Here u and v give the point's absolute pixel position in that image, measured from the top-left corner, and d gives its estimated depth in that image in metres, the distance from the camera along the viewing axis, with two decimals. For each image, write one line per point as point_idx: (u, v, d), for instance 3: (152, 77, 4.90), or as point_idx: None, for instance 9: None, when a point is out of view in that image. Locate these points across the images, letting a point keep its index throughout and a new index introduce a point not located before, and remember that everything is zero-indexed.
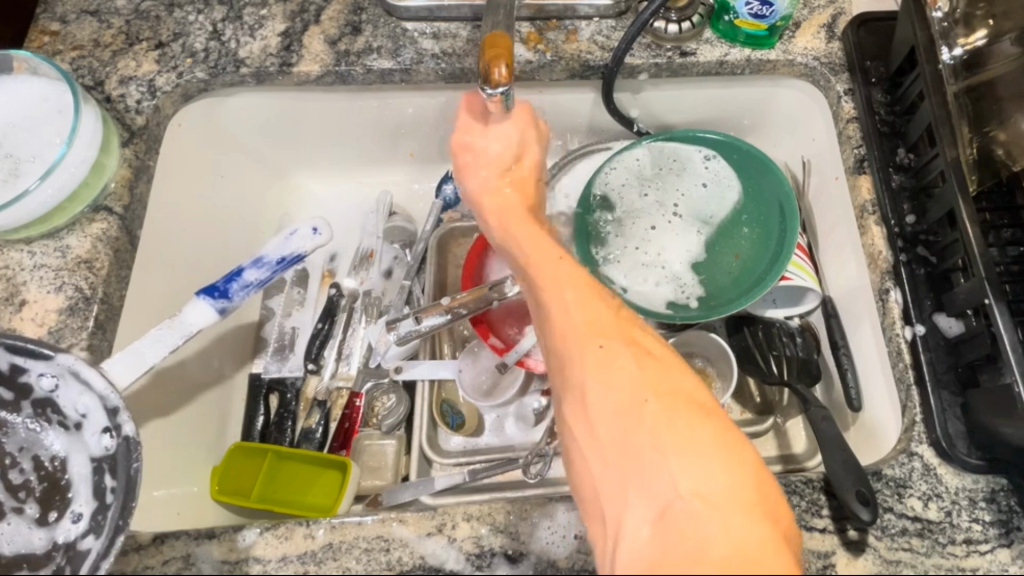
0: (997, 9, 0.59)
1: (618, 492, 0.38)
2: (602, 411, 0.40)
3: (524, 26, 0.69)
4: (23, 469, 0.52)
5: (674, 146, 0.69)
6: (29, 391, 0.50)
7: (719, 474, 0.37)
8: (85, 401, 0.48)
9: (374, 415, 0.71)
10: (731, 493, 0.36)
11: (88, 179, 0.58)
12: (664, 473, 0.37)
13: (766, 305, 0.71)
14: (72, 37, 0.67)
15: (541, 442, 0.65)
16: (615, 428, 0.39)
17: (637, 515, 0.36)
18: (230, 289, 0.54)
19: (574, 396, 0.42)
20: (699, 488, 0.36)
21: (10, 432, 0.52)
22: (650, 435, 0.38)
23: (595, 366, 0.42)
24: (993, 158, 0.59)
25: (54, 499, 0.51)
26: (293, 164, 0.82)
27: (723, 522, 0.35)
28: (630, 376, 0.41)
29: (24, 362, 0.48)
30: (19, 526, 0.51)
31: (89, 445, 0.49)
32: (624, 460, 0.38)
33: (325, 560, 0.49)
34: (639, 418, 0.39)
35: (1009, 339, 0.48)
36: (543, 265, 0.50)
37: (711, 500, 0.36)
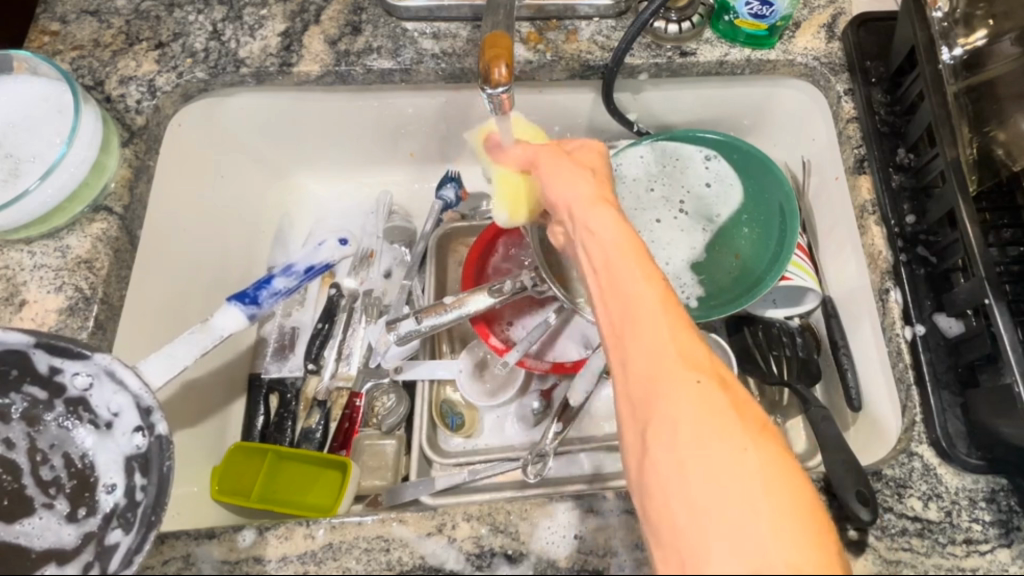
0: (997, 9, 0.59)
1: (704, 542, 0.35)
2: (697, 452, 0.37)
3: (523, 26, 0.69)
4: (54, 465, 0.52)
5: (674, 147, 0.70)
6: (62, 389, 0.50)
7: (813, 548, 0.34)
8: (118, 400, 0.48)
9: (374, 415, 0.71)
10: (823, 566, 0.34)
11: (88, 178, 0.58)
12: (761, 536, 0.34)
13: (766, 305, 0.71)
14: (72, 37, 0.67)
15: (541, 441, 0.64)
16: (711, 476, 0.36)
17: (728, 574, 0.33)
18: (259, 296, 0.57)
19: (663, 430, 0.38)
20: (797, 560, 0.33)
21: (40, 428, 0.52)
22: (747, 495, 0.35)
23: (691, 404, 0.38)
24: (993, 158, 0.58)
25: (84, 495, 0.50)
26: (294, 163, 0.82)
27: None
28: (728, 424, 0.38)
29: (60, 362, 0.48)
30: (50, 520, 0.51)
31: (121, 444, 0.49)
32: (715, 512, 0.35)
33: (325, 559, 0.49)
34: (736, 469, 0.36)
35: (1009, 339, 0.49)
36: (628, 270, 0.45)
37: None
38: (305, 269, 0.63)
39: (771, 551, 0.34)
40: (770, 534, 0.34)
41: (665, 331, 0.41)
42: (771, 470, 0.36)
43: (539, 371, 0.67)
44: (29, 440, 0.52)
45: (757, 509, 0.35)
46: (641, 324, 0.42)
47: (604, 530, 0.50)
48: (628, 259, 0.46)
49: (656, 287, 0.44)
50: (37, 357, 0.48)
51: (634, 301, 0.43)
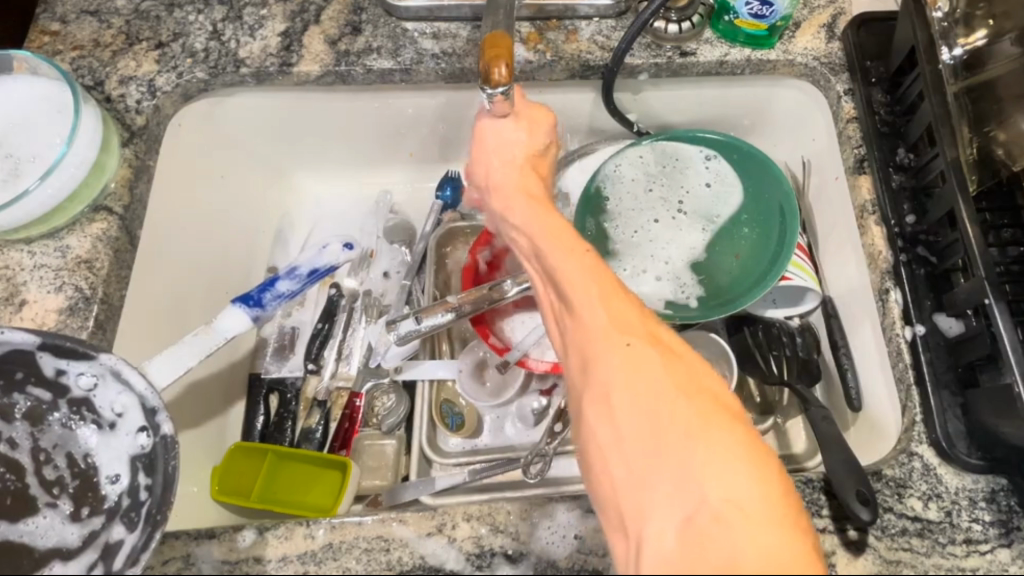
0: (997, 9, 0.59)
1: (643, 493, 0.36)
2: (625, 411, 0.38)
3: (524, 26, 0.69)
4: (56, 465, 0.52)
5: (673, 147, 0.69)
6: (66, 390, 0.50)
7: (748, 481, 0.35)
8: (124, 400, 0.48)
9: (374, 415, 0.71)
10: (759, 500, 0.34)
11: (88, 179, 0.58)
12: (695, 478, 0.35)
13: (767, 305, 0.70)
14: (72, 37, 0.67)
15: (541, 441, 0.64)
16: (645, 429, 0.37)
17: (662, 523, 0.35)
18: (263, 298, 0.58)
19: (594, 390, 0.40)
20: (731, 495, 0.34)
21: (43, 427, 0.52)
22: (678, 441, 0.36)
23: (620, 366, 0.40)
24: (992, 158, 0.59)
25: (88, 495, 0.51)
26: (293, 163, 0.82)
27: (751, 533, 0.33)
28: (658, 381, 0.39)
29: (65, 364, 0.48)
30: (54, 520, 0.51)
31: (125, 444, 0.49)
32: (654, 463, 0.36)
33: (325, 560, 0.49)
34: (664, 419, 0.37)
35: (1009, 339, 0.49)
36: (555, 248, 0.47)
37: (744, 508, 0.34)
38: (309, 272, 0.63)
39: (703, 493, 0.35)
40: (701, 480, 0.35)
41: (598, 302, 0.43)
42: (699, 417, 0.37)
43: (539, 371, 0.67)
44: (32, 439, 0.52)
45: (690, 457, 0.36)
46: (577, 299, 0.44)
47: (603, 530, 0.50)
48: (555, 237, 0.48)
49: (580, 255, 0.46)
50: (44, 360, 0.48)
51: (561, 274, 0.45)
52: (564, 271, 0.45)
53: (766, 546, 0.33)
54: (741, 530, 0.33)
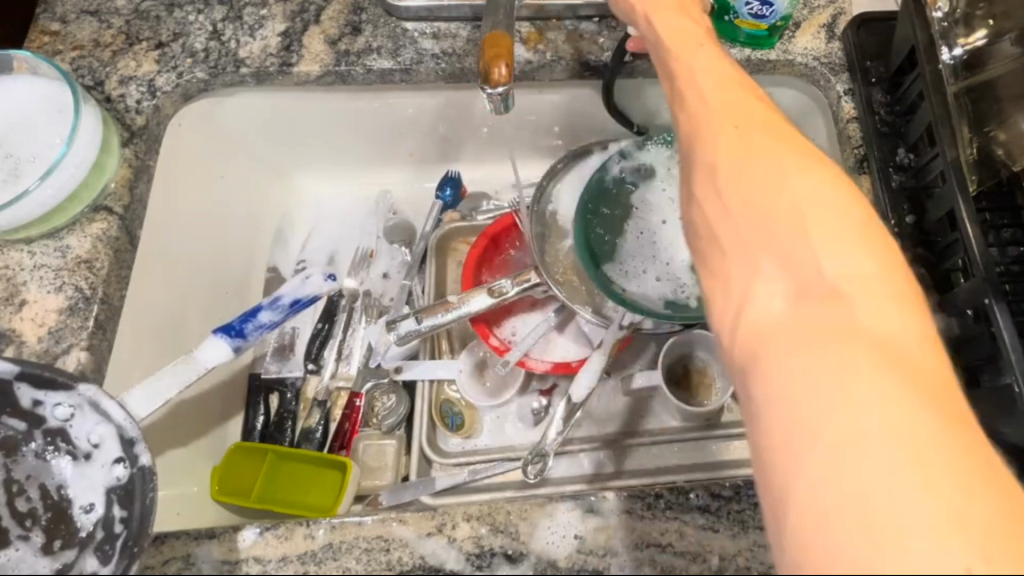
0: (997, 9, 0.59)
1: (769, 349, 0.34)
2: (799, 270, 0.35)
3: (524, 26, 0.69)
4: (29, 496, 0.51)
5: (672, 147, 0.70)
6: (42, 421, 0.50)
7: (894, 374, 0.31)
8: (100, 429, 0.49)
9: (374, 415, 0.71)
10: (916, 392, 0.31)
11: (88, 179, 0.58)
12: (855, 361, 0.31)
13: None
14: (72, 37, 0.67)
15: (542, 441, 0.63)
16: (805, 288, 0.35)
17: (813, 390, 0.31)
18: (246, 328, 0.55)
19: (776, 234, 0.37)
20: (885, 388, 0.31)
21: (18, 458, 0.52)
22: (827, 311, 0.33)
23: (808, 202, 0.37)
24: (993, 158, 0.59)
25: (61, 526, 0.50)
26: (293, 163, 0.82)
27: (908, 417, 0.30)
28: (870, 260, 0.35)
29: (42, 395, 0.49)
30: (25, 554, 0.50)
31: (100, 475, 0.49)
32: (807, 333, 0.33)
33: (325, 560, 0.49)
34: (839, 309, 0.33)
35: (1009, 338, 0.49)
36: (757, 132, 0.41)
37: (893, 399, 0.30)
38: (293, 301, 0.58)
39: (864, 419, 0.30)
40: (870, 394, 0.31)
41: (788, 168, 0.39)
42: (884, 300, 0.33)
43: (540, 370, 0.67)
44: (6, 471, 0.52)
45: (851, 338, 0.32)
46: (761, 176, 0.39)
47: (604, 530, 0.50)
48: (768, 122, 0.42)
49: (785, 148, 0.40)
50: (22, 392, 0.49)
51: (744, 120, 0.42)
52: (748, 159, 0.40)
53: (909, 487, 0.29)
54: (888, 440, 0.30)
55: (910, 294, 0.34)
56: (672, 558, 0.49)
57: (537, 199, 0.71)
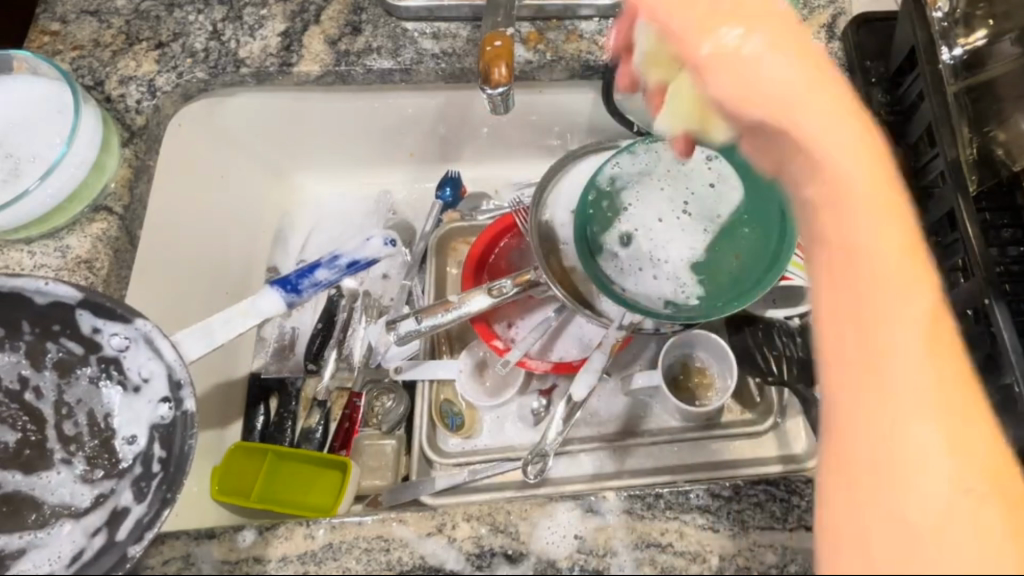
0: (997, 9, 0.59)
1: (850, 420, 0.35)
2: (887, 351, 0.35)
3: (524, 26, 0.69)
4: (77, 421, 0.54)
5: (674, 147, 0.70)
6: (97, 347, 0.51)
7: (934, 431, 0.33)
8: (151, 366, 0.50)
9: (374, 415, 0.71)
10: (958, 476, 0.33)
11: (88, 179, 0.58)
12: (929, 465, 0.33)
13: (766, 305, 0.70)
14: (72, 37, 0.67)
15: (542, 441, 0.63)
16: (881, 405, 0.34)
17: (914, 436, 0.33)
18: (300, 284, 0.58)
19: (864, 269, 0.36)
20: (958, 479, 0.33)
21: (70, 380, 0.54)
22: (879, 356, 0.35)
23: (884, 234, 0.36)
24: (992, 158, 0.59)
25: (102, 456, 0.54)
26: (292, 163, 0.82)
27: (948, 500, 0.33)
28: (915, 340, 0.35)
29: (101, 323, 0.50)
30: (66, 478, 0.54)
31: (146, 410, 0.51)
32: (880, 409, 0.34)
33: (325, 560, 0.49)
34: (916, 387, 0.34)
35: (1010, 338, 0.49)
36: (855, 207, 0.37)
37: (966, 482, 0.33)
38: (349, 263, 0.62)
39: (917, 471, 0.33)
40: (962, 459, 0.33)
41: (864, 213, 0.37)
42: (939, 368, 0.34)
43: (540, 370, 0.67)
44: (58, 391, 0.54)
45: (924, 465, 0.33)
46: (868, 262, 0.36)
47: (604, 531, 0.50)
48: (882, 198, 0.37)
49: (903, 227, 0.37)
50: (82, 317, 0.50)
51: (840, 156, 0.38)
52: (846, 191, 0.38)
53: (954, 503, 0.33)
54: (954, 499, 0.33)
55: (954, 380, 0.34)
56: (672, 559, 0.49)
57: (537, 195, 0.70)
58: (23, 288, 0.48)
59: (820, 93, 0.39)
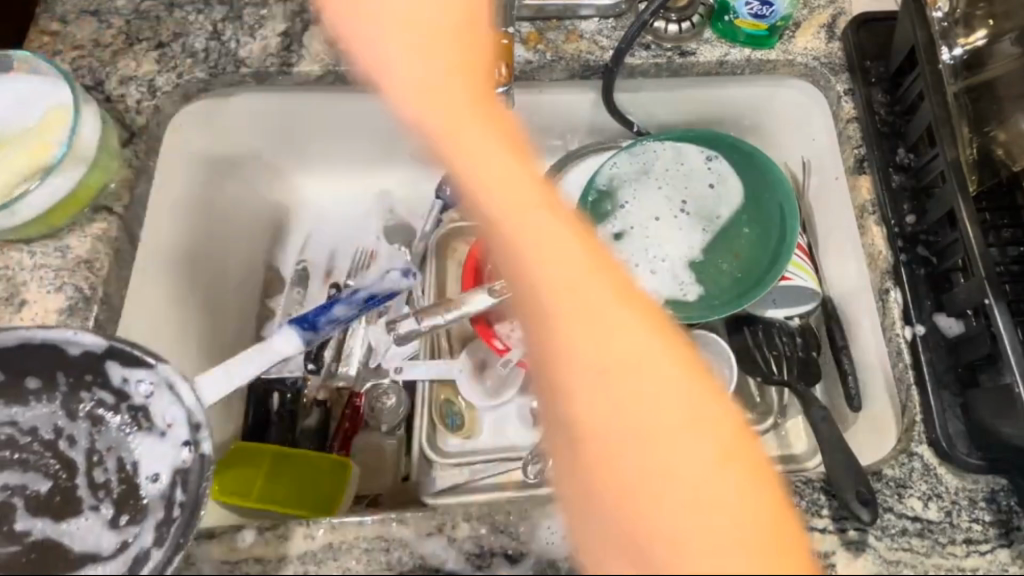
0: (997, 9, 0.59)
1: (577, 405, 0.46)
2: (653, 432, 0.44)
3: (524, 26, 0.69)
4: (106, 468, 0.54)
5: (673, 146, 0.69)
6: (127, 396, 0.52)
7: (704, 450, 0.44)
8: (173, 411, 0.51)
9: (374, 415, 0.70)
10: (699, 487, 0.43)
11: (88, 179, 0.58)
12: (682, 490, 0.43)
13: (767, 304, 0.68)
14: (72, 37, 0.67)
15: (542, 440, 0.64)
16: (588, 425, 0.45)
17: (667, 502, 0.43)
18: (318, 321, 0.58)
19: (577, 416, 0.46)
20: (700, 488, 0.43)
21: (102, 429, 0.54)
22: (641, 436, 0.44)
23: (603, 404, 0.45)
24: (992, 158, 0.59)
25: (129, 502, 0.53)
26: (293, 163, 0.81)
27: (734, 487, 0.43)
28: (672, 416, 0.45)
29: (129, 372, 0.50)
30: (94, 524, 0.53)
31: (171, 455, 0.51)
32: (653, 441, 0.44)
33: (325, 559, 0.50)
34: (683, 489, 0.43)
35: (1009, 339, 0.49)
36: (554, 257, 0.51)
37: (699, 493, 0.43)
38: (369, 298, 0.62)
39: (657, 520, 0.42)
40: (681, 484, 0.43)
41: (614, 318, 0.48)
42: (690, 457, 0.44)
43: None
44: (89, 440, 0.54)
45: (670, 473, 0.43)
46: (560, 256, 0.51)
47: None
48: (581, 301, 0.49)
49: (609, 298, 0.49)
50: (111, 369, 0.51)
51: (591, 307, 0.48)
52: (585, 310, 0.48)
53: (746, 498, 0.43)
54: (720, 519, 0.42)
55: (702, 416, 0.45)
56: None
57: None
58: (56, 338, 0.49)
59: (584, 270, 0.50)
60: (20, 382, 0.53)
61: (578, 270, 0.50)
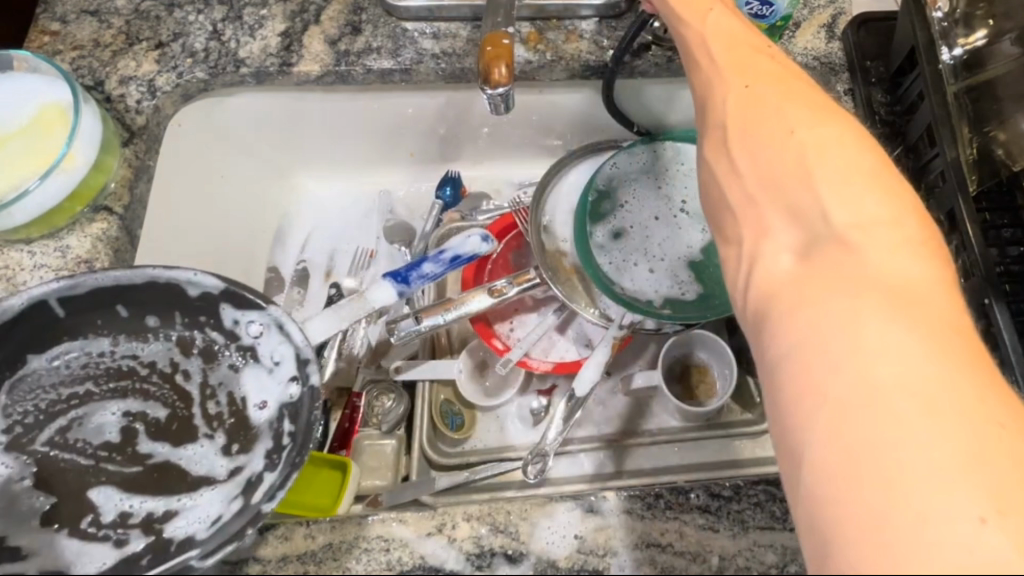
0: (997, 9, 0.59)
1: (778, 301, 0.35)
2: (848, 323, 0.32)
3: (524, 25, 0.69)
4: (219, 401, 0.54)
5: (673, 147, 0.70)
6: (236, 336, 0.53)
7: (903, 338, 0.30)
8: (283, 349, 0.52)
9: (374, 415, 0.69)
10: (911, 357, 0.30)
11: (88, 178, 0.58)
12: (908, 369, 0.30)
13: None
14: (72, 37, 0.67)
15: (541, 440, 0.62)
16: (820, 344, 0.32)
17: (885, 407, 0.29)
18: (410, 276, 0.57)
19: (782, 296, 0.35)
20: (930, 429, 0.29)
21: (214, 364, 0.55)
22: (840, 330, 0.32)
23: (813, 315, 0.33)
24: (992, 158, 0.58)
25: (242, 433, 0.53)
26: (293, 162, 0.81)
27: (954, 406, 0.29)
28: (869, 314, 0.31)
29: (241, 314, 0.52)
30: (208, 451, 0.53)
31: (277, 389, 0.52)
32: (825, 356, 0.32)
33: (326, 559, 0.50)
34: (884, 354, 0.30)
35: (1009, 336, 0.50)
36: (766, 153, 0.40)
37: (936, 432, 0.28)
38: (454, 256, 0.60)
39: (919, 495, 0.28)
40: (928, 326, 0.31)
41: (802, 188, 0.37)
42: (930, 347, 0.30)
43: (540, 370, 0.67)
44: (202, 374, 0.55)
45: (865, 339, 0.31)
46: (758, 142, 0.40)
47: (604, 531, 0.50)
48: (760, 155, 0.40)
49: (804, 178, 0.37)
50: (225, 311, 0.53)
51: (771, 176, 0.39)
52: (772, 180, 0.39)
53: (981, 426, 0.29)
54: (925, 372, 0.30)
55: (951, 358, 0.30)
56: (671, 559, 0.50)
57: (536, 194, 0.70)
58: (177, 278, 0.51)
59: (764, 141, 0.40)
60: (139, 317, 0.54)
61: (767, 150, 0.40)
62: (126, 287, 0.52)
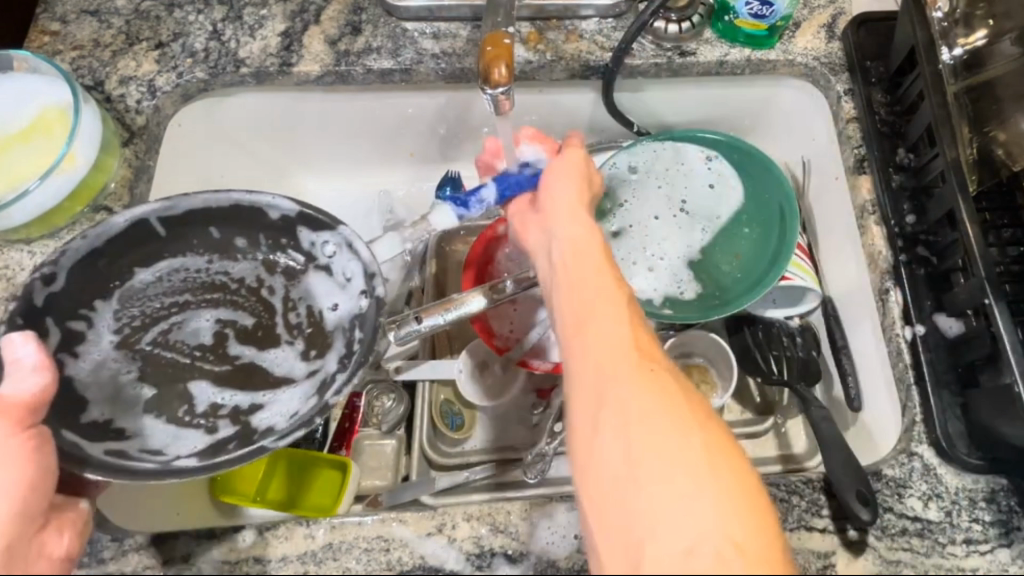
0: (997, 9, 0.59)
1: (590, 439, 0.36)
2: (653, 455, 0.34)
3: (524, 25, 0.69)
4: (299, 311, 0.58)
5: (673, 146, 0.69)
6: (312, 257, 0.56)
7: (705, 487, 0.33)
8: (353, 267, 0.55)
9: (374, 414, 0.70)
10: (710, 501, 0.32)
11: (88, 179, 0.58)
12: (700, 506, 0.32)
13: (767, 304, 0.69)
14: (72, 37, 0.67)
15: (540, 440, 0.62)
16: (636, 476, 0.33)
17: (666, 538, 0.31)
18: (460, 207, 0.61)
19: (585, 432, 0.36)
20: (734, 531, 0.32)
21: (295, 281, 0.57)
22: (651, 473, 0.33)
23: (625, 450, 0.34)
24: (993, 158, 0.58)
25: (320, 338, 0.56)
26: (293, 162, 0.81)
27: (738, 536, 0.32)
28: (680, 453, 0.34)
29: (315, 235, 0.55)
30: (287, 354, 0.57)
31: (344, 304, 0.56)
32: (635, 483, 0.33)
33: (326, 559, 0.50)
34: (680, 495, 0.32)
35: (1009, 339, 0.49)
36: (597, 308, 0.40)
37: (743, 549, 0.31)
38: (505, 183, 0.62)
39: None
40: (722, 466, 0.34)
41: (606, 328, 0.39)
42: (715, 480, 0.33)
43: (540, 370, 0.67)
44: (285, 289, 0.58)
45: (669, 480, 0.33)
46: (593, 323, 0.40)
47: None
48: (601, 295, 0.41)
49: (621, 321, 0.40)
50: (301, 233, 0.56)
51: (589, 313, 0.40)
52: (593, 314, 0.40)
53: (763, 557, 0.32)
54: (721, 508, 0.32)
55: (739, 487, 0.33)
56: None
57: None
58: (257, 202, 0.54)
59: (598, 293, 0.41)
60: (230, 239, 0.57)
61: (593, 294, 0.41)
62: (212, 210, 0.54)
